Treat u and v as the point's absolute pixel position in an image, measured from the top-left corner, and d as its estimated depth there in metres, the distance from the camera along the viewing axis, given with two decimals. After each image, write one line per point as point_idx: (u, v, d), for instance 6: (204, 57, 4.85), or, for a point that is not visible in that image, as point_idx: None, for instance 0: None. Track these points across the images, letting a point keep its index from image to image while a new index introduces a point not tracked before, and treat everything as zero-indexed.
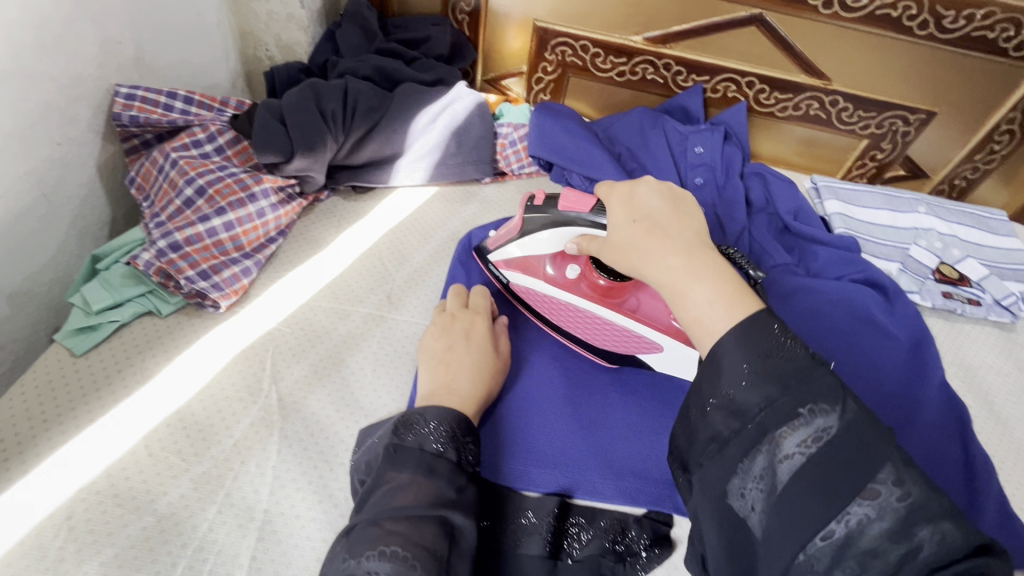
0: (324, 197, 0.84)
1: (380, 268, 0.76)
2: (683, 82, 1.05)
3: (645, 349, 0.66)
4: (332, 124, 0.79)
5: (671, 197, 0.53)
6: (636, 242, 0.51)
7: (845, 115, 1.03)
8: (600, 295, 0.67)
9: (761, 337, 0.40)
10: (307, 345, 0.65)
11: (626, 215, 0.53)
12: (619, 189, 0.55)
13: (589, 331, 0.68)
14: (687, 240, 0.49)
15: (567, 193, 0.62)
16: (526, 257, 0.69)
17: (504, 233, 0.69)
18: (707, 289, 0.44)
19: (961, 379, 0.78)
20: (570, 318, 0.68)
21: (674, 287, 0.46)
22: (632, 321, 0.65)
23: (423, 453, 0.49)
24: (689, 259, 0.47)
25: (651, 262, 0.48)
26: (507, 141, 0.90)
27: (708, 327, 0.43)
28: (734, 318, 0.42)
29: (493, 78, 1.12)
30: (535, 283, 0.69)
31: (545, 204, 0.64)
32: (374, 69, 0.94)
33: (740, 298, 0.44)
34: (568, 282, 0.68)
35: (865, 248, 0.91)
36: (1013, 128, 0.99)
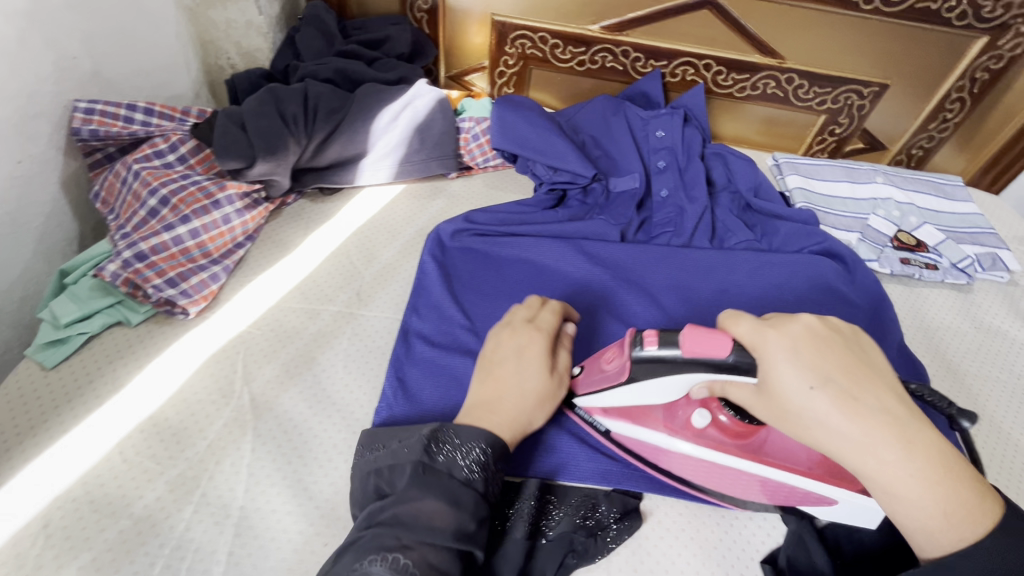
0: (291, 200, 0.84)
1: (349, 267, 0.77)
2: (642, 68, 1.06)
3: (810, 501, 0.56)
4: (293, 127, 0.80)
5: (837, 334, 0.48)
6: (818, 416, 0.44)
7: (802, 92, 1.05)
8: (733, 438, 0.57)
9: (1013, 552, 0.42)
10: (278, 346, 0.66)
11: (805, 378, 0.44)
12: (774, 331, 0.47)
13: (719, 480, 0.58)
14: (896, 415, 0.44)
15: (694, 331, 0.48)
16: (629, 406, 0.58)
17: (602, 373, 0.56)
18: (933, 498, 0.43)
19: (918, 341, 0.81)
20: (701, 473, 0.58)
21: (890, 483, 0.44)
22: (775, 471, 0.55)
23: (451, 480, 0.49)
24: (918, 463, 0.43)
25: (830, 434, 0.44)
26: (470, 135, 0.92)
27: (939, 539, 0.43)
28: (968, 537, 0.42)
29: (456, 75, 1.13)
30: (645, 434, 0.59)
31: (660, 347, 0.50)
32: (334, 71, 0.95)
33: (961, 493, 0.43)
34: (694, 430, 0.57)
35: (826, 220, 0.94)
36: (962, 96, 1.02)
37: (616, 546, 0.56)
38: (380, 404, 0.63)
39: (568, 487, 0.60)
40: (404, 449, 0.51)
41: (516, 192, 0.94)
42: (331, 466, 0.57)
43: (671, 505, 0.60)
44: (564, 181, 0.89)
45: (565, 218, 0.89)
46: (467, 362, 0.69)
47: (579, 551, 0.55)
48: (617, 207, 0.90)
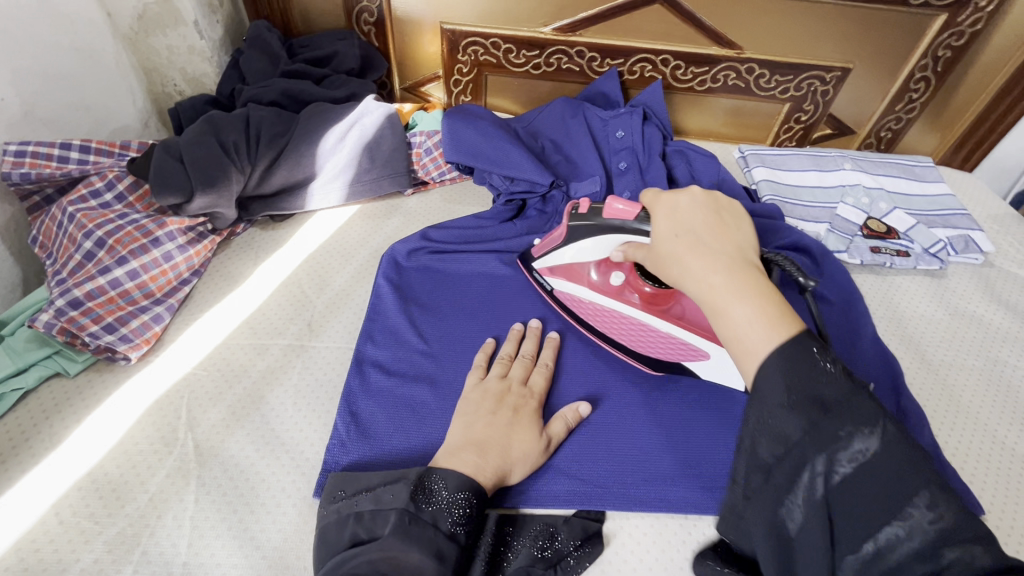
0: (241, 230, 0.82)
1: (300, 296, 0.75)
2: (599, 68, 1.04)
3: (690, 356, 0.67)
4: (235, 156, 0.77)
5: (715, 205, 0.51)
6: (677, 254, 0.48)
7: (763, 81, 1.02)
8: (647, 301, 0.69)
9: (799, 354, 0.39)
10: (225, 386, 0.64)
11: (672, 225, 0.50)
12: (665, 195, 0.53)
13: (633, 337, 0.70)
14: (728, 254, 0.46)
15: (612, 202, 0.63)
16: (571, 263, 0.71)
17: (549, 240, 0.73)
18: (750, 306, 0.42)
19: (891, 332, 0.79)
20: (613, 323, 0.71)
21: (714, 305, 0.44)
22: (677, 327, 0.67)
23: (436, 531, 0.49)
24: (732, 278, 0.44)
25: (690, 276, 0.46)
26: (422, 150, 0.90)
27: (749, 351, 0.41)
28: (775, 335, 0.41)
29: (411, 86, 1.11)
30: (577, 287, 0.72)
31: (590, 213, 0.66)
32: (280, 92, 0.92)
33: (779, 313, 0.42)
34: (613, 289, 0.70)
35: (793, 212, 0.91)
36: (926, 75, 0.99)
37: (577, 575, 0.54)
38: (331, 441, 0.60)
39: (528, 515, 0.58)
40: (387, 496, 0.51)
41: (474, 205, 0.91)
42: (280, 512, 0.55)
43: (636, 526, 0.58)
44: (522, 191, 0.87)
45: (524, 229, 0.86)
46: (424, 389, 0.67)
47: None
48: None
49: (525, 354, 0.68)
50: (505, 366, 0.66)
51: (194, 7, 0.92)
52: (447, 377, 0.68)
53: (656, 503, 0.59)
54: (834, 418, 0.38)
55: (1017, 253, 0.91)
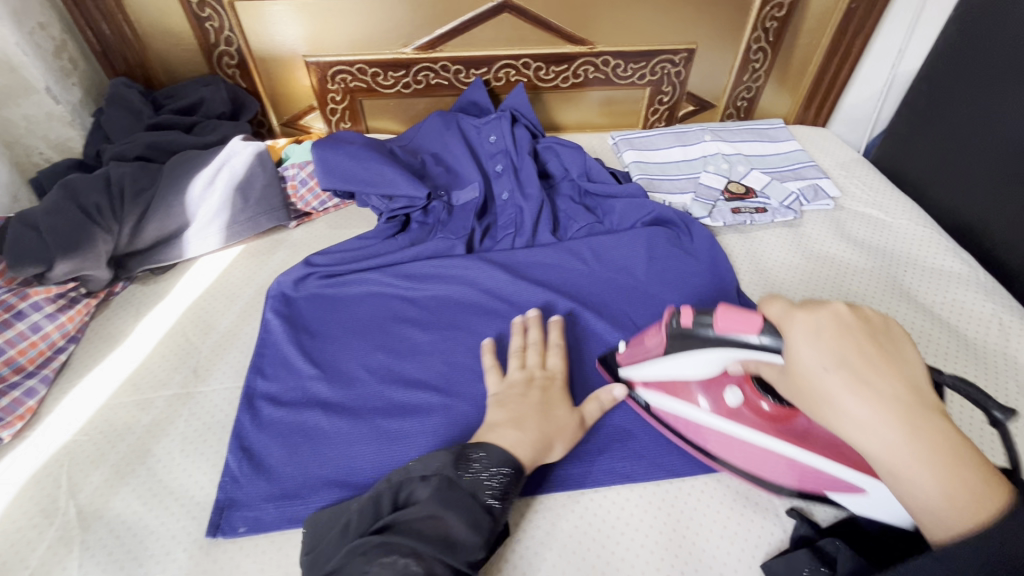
0: (119, 289, 0.81)
1: (185, 346, 0.74)
2: (466, 78, 1.08)
3: (842, 490, 0.55)
4: (99, 218, 0.77)
5: (868, 329, 0.43)
6: (827, 396, 0.42)
7: (620, 71, 1.09)
8: (769, 422, 0.58)
9: (1010, 520, 0.37)
10: (107, 447, 0.63)
11: (820, 357, 0.42)
12: (801, 312, 0.45)
13: (753, 463, 0.60)
14: (904, 403, 0.40)
15: (726, 312, 0.51)
16: (668, 379, 0.63)
17: (645, 349, 0.63)
18: (928, 475, 0.39)
19: (756, 284, 0.85)
20: (730, 448, 0.61)
21: (892, 468, 0.40)
22: (807, 454, 0.56)
23: (472, 501, 0.52)
24: (916, 442, 0.39)
25: (863, 434, 0.40)
26: (297, 181, 0.92)
27: (943, 523, 0.39)
28: (976, 521, 0.38)
29: (289, 121, 1.13)
30: (681, 407, 0.63)
31: (694, 325, 0.55)
32: (145, 145, 0.91)
33: (973, 483, 0.38)
34: (728, 410, 0.60)
35: (661, 187, 0.98)
36: (762, 45, 1.09)
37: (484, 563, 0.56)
38: (223, 478, 0.61)
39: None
40: (432, 463, 0.55)
41: (359, 226, 0.93)
42: (169, 560, 0.55)
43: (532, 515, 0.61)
44: (402, 207, 0.89)
45: (409, 243, 0.89)
46: (318, 413, 0.67)
47: None
48: (458, 221, 0.90)
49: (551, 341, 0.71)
50: (522, 357, 0.69)
51: (44, 74, 0.90)
52: (340, 396, 0.69)
53: (543, 483, 0.63)
54: None
55: (865, 194, 1.00)
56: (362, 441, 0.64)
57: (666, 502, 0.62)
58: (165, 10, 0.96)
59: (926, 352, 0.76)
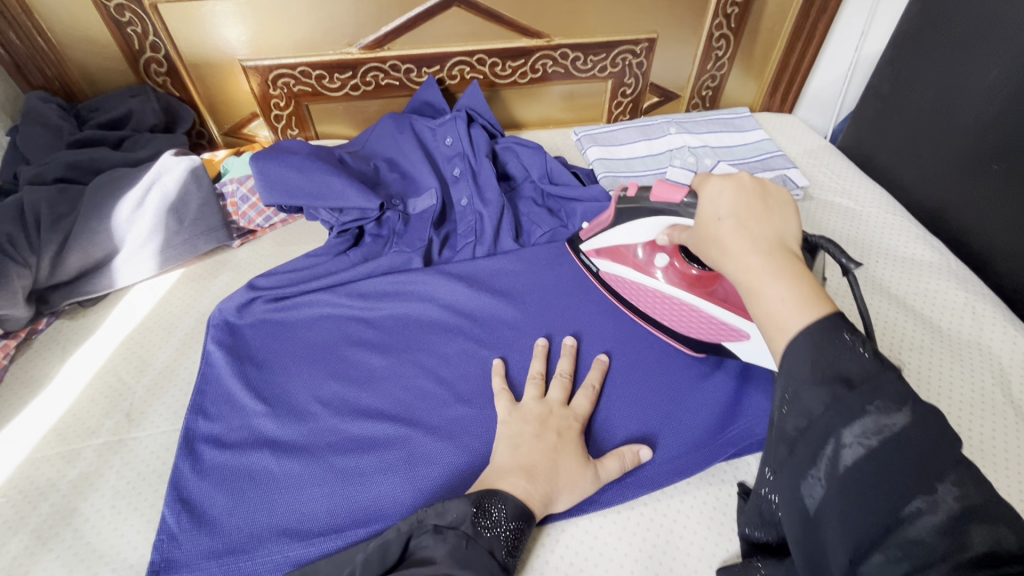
0: (43, 325, 0.74)
1: (117, 384, 0.68)
2: (419, 78, 1.02)
3: (732, 338, 0.65)
4: (13, 251, 0.70)
5: (761, 191, 0.47)
6: (714, 235, 0.47)
7: (580, 63, 1.05)
8: (690, 283, 0.68)
9: (831, 343, 0.37)
10: (27, 510, 0.57)
11: (719, 208, 0.47)
12: (714, 176, 0.50)
13: (674, 319, 0.69)
14: (768, 240, 0.44)
15: (662, 182, 0.60)
16: (614, 245, 0.73)
17: (598, 222, 0.74)
18: (783, 287, 0.40)
19: None
20: (657, 304, 0.71)
21: (748, 283, 0.42)
22: (713, 307, 0.65)
23: (490, 559, 0.49)
24: (771, 260, 0.42)
25: (735, 255, 0.44)
26: (237, 198, 0.85)
27: (779, 323, 0.40)
28: (807, 318, 0.39)
29: (231, 129, 1.05)
30: (623, 269, 0.73)
31: (638, 194, 0.66)
32: (67, 165, 0.84)
33: (806, 291, 0.40)
34: (657, 269, 0.69)
35: (627, 184, 0.94)
36: (724, 31, 1.05)
37: None
38: (160, 538, 0.55)
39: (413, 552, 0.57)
40: (449, 512, 0.52)
41: (310, 242, 0.88)
42: None
43: None
44: (354, 219, 0.84)
45: (363, 258, 0.83)
46: (266, 456, 0.62)
47: None
48: (415, 232, 0.85)
49: (562, 372, 0.67)
50: (541, 386, 0.65)
51: None
52: (291, 434, 0.64)
53: None
54: (862, 393, 0.36)
55: (833, 182, 0.98)
56: (314, 485, 0.59)
57: (646, 531, 0.58)
58: (81, 16, 0.88)
59: (930, 362, 0.72)
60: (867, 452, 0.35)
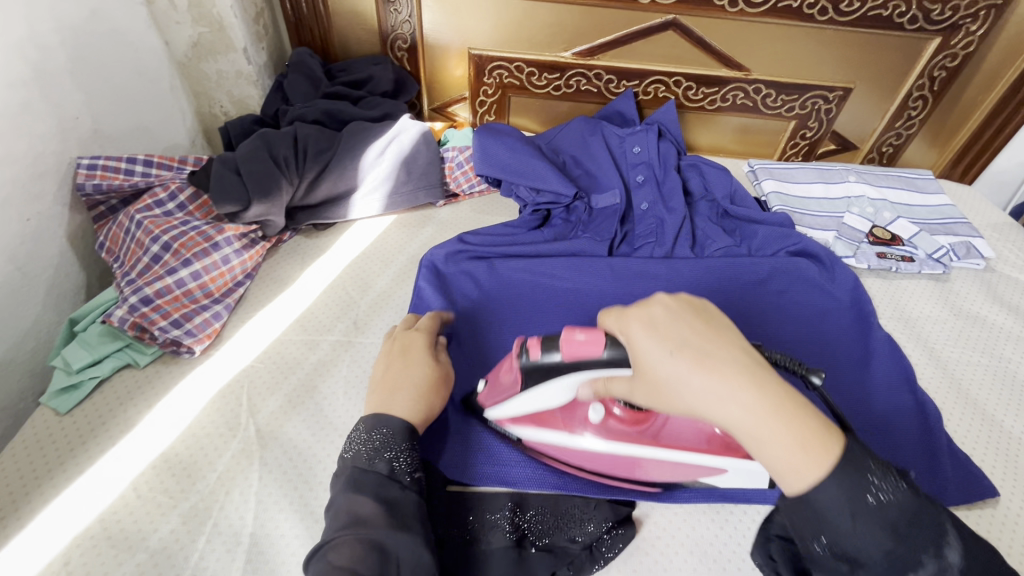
0: (287, 237, 0.88)
1: (345, 297, 0.80)
2: (616, 89, 1.11)
3: (706, 473, 0.60)
4: (286, 169, 0.84)
5: (694, 307, 0.46)
6: (700, 387, 0.41)
7: (770, 100, 1.09)
8: (629, 426, 0.60)
9: (854, 477, 0.40)
10: (281, 377, 0.69)
11: (662, 343, 0.43)
12: (635, 313, 0.46)
13: (627, 468, 0.61)
14: (741, 364, 0.42)
15: (568, 337, 0.53)
16: (535, 411, 0.62)
17: (500, 386, 0.62)
18: (788, 434, 0.40)
19: (900, 330, 0.83)
20: (602, 461, 0.62)
21: (752, 435, 0.41)
22: (669, 451, 0.59)
23: (354, 470, 0.51)
24: (765, 397, 0.41)
25: (764, 423, 0.40)
26: (454, 163, 0.97)
27: (797, 473, 0.40)
28: (821, 468, 0.40)
29: (439, 107, 1.19)
30: (554, 436, 0.62)
31: (543, 354, 0.56)
32: (322, 112, 0.99)
33: (814, 432, 0.41)
34: (594, 425, 0.60)
35: (802, 221, 0.96)
36: (924, 93, 1.06)
37: (613, 555, 0.58)
38: None
39: (485, 493, 0.61)
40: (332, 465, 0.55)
41: (502, 215, 0.97)
42: None
43: (669, 518, 0.62)
44: (548, 201, 0.92)
45: (551, 237, 0.92)
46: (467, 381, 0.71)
47: (575, 565, 0.57)
48: (601, 224, 0.92)
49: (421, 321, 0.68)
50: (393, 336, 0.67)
51: (244, 36, 1.00)
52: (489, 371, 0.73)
53: (682, 487, 0.63)
54: (910, 543, 0.40)
55: (1018, 259, 0.96)
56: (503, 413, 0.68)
57: None
58: None
59: None
60: None
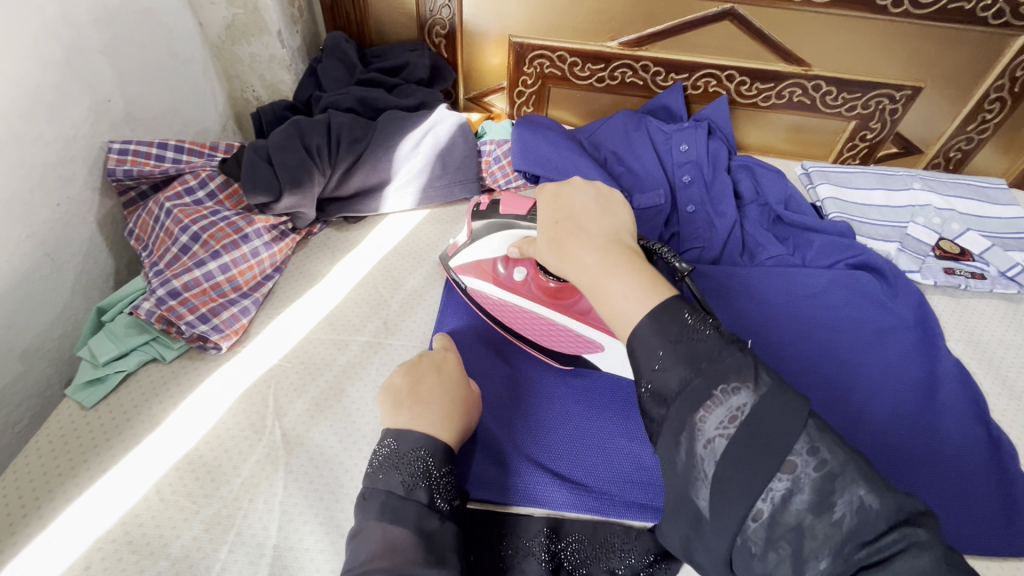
0: (317, 230, 0.85)
1: (375, 295, 0.77)
2: (663, 82, 1.05)
3: (589, 350, 0.68)
4: (318, 160, 0.81)
5: (601, 194, 0.55)
6: (559, 246, 0.51)
7: (829, 98, 1.02)
8: (547, 296, 0.69)
9: (669, 319, 0.43)
10: (308, 378, 0.66)
11: (557, 211, 0.54)
12: (568, 187, 0.55)
13: (541, 334, 0.69)
14: (604, 239, 0.50)
15: (510, 197, 0.67)
16: (479, 259, 0.72)
17: (458, 244, 0.74)
18: (623, 284, 0.46)
19: (971, 355, 0.77)
20: (519, 318, 0.70)
21: (595, 283, 0.48)
22: (574, 321, 0.67)
23: (391, 495, 0.48)
24: (611, 254, 0.48)
25: (619, 280, 0.46)
26: (491, 158, 0.92)
27: (626, 308, 0.45)
28: (647, 304, 0.44)
29: (475, 96, 1.14)
30: (486, 287, 0.72)
31: (489, 209, 0.69)
32: (356, 99, 0.96)
33: (651, 280, 0.46)
34: (518, 284, 0.71)
35: (862, 230, 0.90)
36: (1003, 95, 0.97)
37: None
38: None
39: (520, 514, 0.58)
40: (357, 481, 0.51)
41: None
42: None
43: None
44: None
45: None
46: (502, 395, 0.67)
47: None
48: (645, 227, 0.87)
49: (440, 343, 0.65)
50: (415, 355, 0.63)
51: (279, 18, 0.96)
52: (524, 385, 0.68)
53: None
54: (708, 377, 0.41)
55: None
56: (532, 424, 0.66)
57: None
58: None
59: None
60: (728, 439, 0.39)
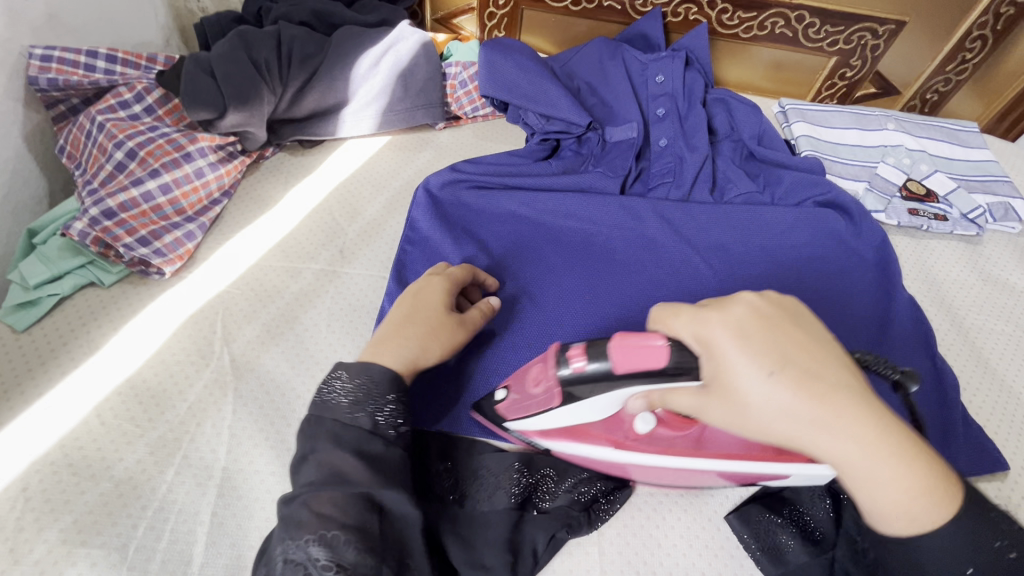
0: (270, 154, 0.80)
1: (332, 223, 0.74)
2: (642, 7, 0.99)
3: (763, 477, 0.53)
4: (267, 75, 0.75)
5: (779, 309, 0.41)
6: (771, 407, 0.37)
7: (812, 31, 0.98)
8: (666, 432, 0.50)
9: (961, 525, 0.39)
10: (259, 305, 0.64)
11: (762, 363, 0.37)
12: (715, 315, 0.40)
13: (668, 478, 0.54)
14: (850, 412, 0.38)
15: (625, 343, 0.42)
16: (573, 423, 0.51)
17: (527, 399, 0.50)
18: (903, 473, 0.38)
19: (924, 294, 0.79)
20: (651, 472, 0.54)
21: (862, 476, 0.38)
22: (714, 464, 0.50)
23: (333, 424, 0.45)
24: (865, 436, 0.37)
25: (829, 436, 0.37)
26: (456, 81, 0.87)
27: (904, 517, 0.39)
28: (928, 501, 0.38)
29: (442, 17, 1.07)
30: (587, 449, 0.53)
31: (588, 363, 0.44)
32: (310, 12, 0.88)
33: (920, 468, 0.38)
34: (639, 434, 0.50)
35: (831, 169, 0.89)
36: (985, 34, 0.95)
37: (608, 518, 0.56)
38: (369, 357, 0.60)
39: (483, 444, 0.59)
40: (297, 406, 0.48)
41: (507, 143, 0.89)
42: None
43: None
44: (557, 130, 0.84)
45: (559, 170, 0.83)
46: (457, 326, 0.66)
47: (575, 526, 0.55)
48: (614, 158, 0.84)
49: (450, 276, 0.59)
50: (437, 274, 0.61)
51: None
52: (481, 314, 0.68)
53: None
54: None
55: None
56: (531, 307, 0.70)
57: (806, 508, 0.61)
58: None
59: None
60: None
